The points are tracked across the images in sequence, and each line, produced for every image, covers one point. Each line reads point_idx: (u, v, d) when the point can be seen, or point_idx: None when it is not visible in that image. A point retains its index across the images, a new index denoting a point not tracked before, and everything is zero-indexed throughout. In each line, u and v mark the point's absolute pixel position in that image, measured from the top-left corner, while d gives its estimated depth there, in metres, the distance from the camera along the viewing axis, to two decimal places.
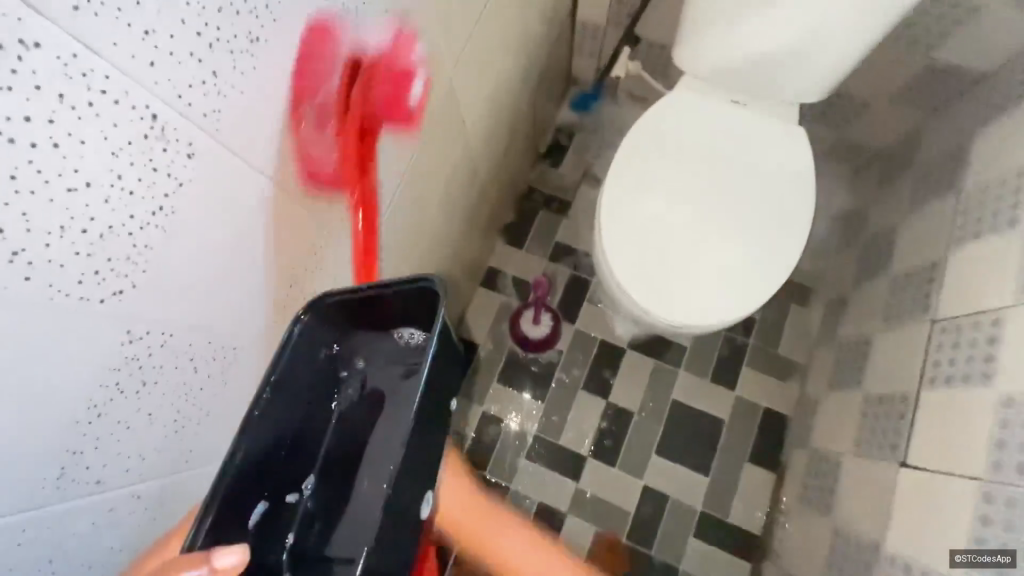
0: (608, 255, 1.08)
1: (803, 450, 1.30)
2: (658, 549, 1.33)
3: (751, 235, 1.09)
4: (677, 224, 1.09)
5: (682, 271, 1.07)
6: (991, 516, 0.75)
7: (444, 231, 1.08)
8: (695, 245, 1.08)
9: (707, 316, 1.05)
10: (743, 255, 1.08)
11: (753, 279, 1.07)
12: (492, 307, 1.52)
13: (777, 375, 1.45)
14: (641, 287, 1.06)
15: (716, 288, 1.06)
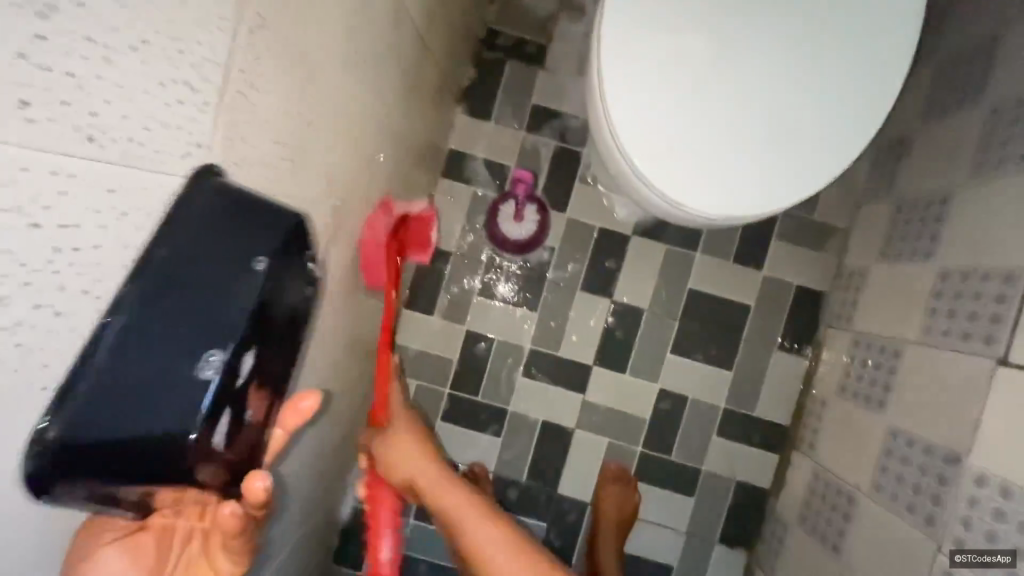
0: (613, 115, 0.74)
1: (844, 331, 1.11)
2: (677, 452, 1.21)
3: (815, 91, 0.73)
4: (709, 70, 0.73)
5: (718, 134, 0.73)
6: None
7: (373, 119, 0.72)
8: (730, 105, 0.73)
9: (738, 206, 0.73)
10: (799, 123, 0.73)
11: (810, 158, 0.73)
12: (461, 201, 1.20)
13: (813, 244, 1.20)
14: (650, 160, 0.74)
15: (752, 169, 0.73)
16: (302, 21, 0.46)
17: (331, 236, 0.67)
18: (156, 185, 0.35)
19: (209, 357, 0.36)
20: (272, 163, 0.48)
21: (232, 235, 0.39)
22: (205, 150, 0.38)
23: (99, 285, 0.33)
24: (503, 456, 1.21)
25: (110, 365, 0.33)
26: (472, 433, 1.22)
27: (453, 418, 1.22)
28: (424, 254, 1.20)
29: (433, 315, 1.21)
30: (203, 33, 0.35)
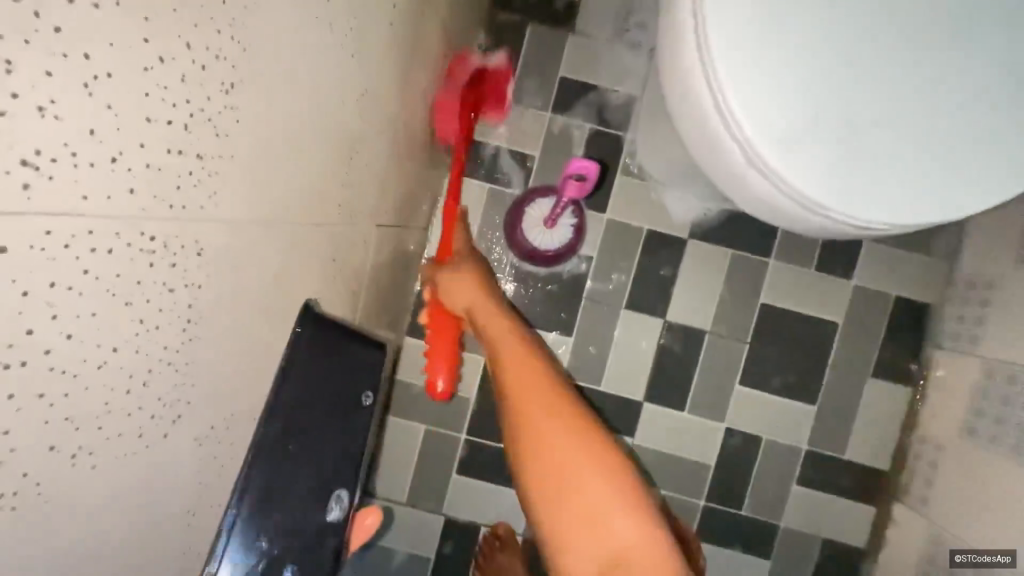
0: (715, 80, 0.52)
1: (968, 355, 0.88)
2: (749, 506, 0.98)
3: (1001, 43, 0.52)
4: (856, 16, 0.51)
5: (875, 110, 0.52)
6: None
7: (351, 85, 0.47)
8: (876, 64, 0.51)
9: (885, 209, 0.52)
10: (987, 92, 0.52)
11: (996, 143, 0.52)
12: (474, 200, 0.96)
13: (917, 244, 0.95)
14: (766, 145, 0.52)
15: (919, 159, 0.52)
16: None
17: (290, 271, 0.44)
18: None
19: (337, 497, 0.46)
20: (142, 160, 0.26)
21: (347, 372, 0.47)
22: None
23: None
24: None
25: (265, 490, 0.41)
26: (495, 487, 0.99)
27: (471, 469, 0.99)
28: None
29: None
30: None
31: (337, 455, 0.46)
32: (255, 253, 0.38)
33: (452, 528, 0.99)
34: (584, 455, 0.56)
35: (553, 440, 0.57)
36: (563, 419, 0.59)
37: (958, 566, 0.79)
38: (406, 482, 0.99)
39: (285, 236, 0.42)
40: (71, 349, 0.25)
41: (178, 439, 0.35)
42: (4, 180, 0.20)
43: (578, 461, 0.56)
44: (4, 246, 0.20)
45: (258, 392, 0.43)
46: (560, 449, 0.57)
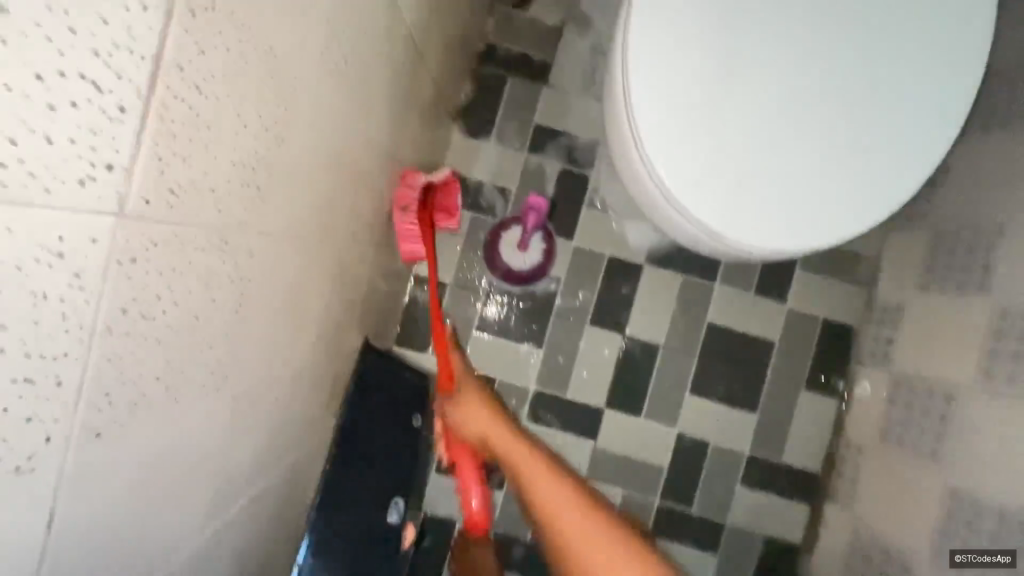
0: (644, 137, 0.66)
1: (883, 371, 1.01)
2: (699, 505, 1.08)
3: (869, 112, 0.67)
4: (751, 89, 0.66)
5: (769, 160, 0.66)
6: None
7: (358, 135, 0.61)
8: (767, 123, 0.66)
9: (781, 237, 0.66)
10: (855, 145, 0.67)
11: (864, 184, 0.67)
12: (458, 227, 1.09)
13: (841, 274, 1.10)
14: (687, 186, 0.66)
15: (805, 197, 0.66)
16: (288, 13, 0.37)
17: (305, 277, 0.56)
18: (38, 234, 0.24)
19: (398, 502, 0.87)
20: (230, 189, 0.37)
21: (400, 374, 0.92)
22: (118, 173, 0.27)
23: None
24: (507, 511, 1.08)
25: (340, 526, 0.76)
26: None
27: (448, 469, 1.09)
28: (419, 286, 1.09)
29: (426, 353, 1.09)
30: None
31: (380, 413, 0.86)
32: (283, 257, 0.49)
33: (430, 523, 1.08)
34: (586, 528, 0.67)
35: (589, 553, 0.65)
36: (592, 530, 0.67)
37: (957, 567, 0.76)
38: None
39: (304, 248, 0.54)
40: (176, 316, 0.35)
41: (224, 397, 0.45)
42: (160, 199, 0.31)
43: (605, 567, 0.64)
44: (155, 241, 0.31)
45: (273, 371, 0.54)
46: (570, 529, 0.67)
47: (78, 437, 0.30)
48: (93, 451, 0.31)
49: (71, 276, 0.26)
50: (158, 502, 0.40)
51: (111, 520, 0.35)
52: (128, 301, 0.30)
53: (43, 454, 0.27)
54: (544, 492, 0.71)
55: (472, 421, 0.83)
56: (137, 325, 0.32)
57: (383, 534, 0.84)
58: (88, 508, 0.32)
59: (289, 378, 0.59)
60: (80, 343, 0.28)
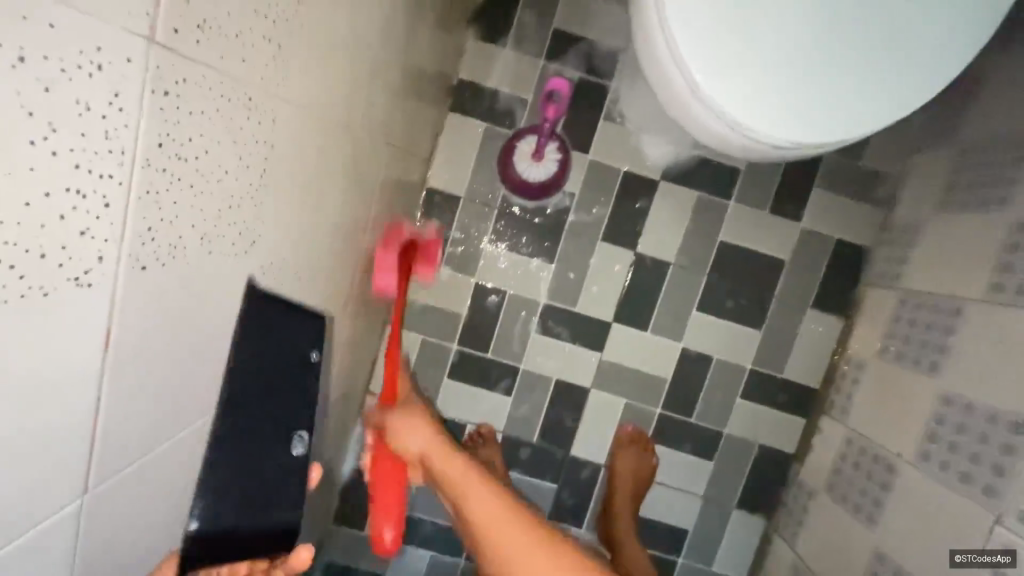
0: (671, 21, 0.64)
1: (890, 291, 1.02)
2: (698, 415, 1.14)
3: (905, 3, 0.64)
4: None
5: (798, 49, 0.64)
6: None
7: (376, 12, 0.59)
8: (798, 10, 0.63)
9: (804, 132, 0.65)
10: (886, 37, 0.64)
11: (890, 78, 0.65)
12: (471, 138, 1.08)
13: (860, 194, 1.08)
14: (716, 75, 0.64)
15: (829, 90, 0.64)
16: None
17: (324, 160, 0.57)
18: (75, 43, 0.24)
19: (300, 436, 0.58)
20: (253, 39, 0.37)
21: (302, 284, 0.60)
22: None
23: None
24: (514, 417, 1.14)
25: (243, 479, 0.51)
26: (480, 393, 1.13)
27: (459, 376, 1.13)
28: (432, 198, 1.09)
29: (438, 265, 1.11)
30: None
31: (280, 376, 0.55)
32: (304, 130, 0.49)
33: None
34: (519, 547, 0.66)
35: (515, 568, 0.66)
36: (518, 533, 0.67)
37: (956, 567, 0.73)
38: None
39: (324, 127, 0.54)
40: (207, 164, 0.36)
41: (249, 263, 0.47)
42: (188, 32, 0.31)
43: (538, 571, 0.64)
44: (185, 78, 0.32)
45: (295, 249, 0.56)
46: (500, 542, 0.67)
47: (125, 265, 0.31)
48: (140, 282, 0.33)
49: (112, 89, 0.27)
50: (201, 352, 0.43)
51: (160, 355, 0.38)
52: (163, 135, 0.31)
53: (97, 271, 0.29)
54: (478, 501, 0.70)
55: (411, 438, 0.77)
56: (172, 163, 0.33)
57: (284, 474, 0.56)
58: (139, 337, 0.35)
59: (310, 264, 0.61)
60: (123, 166, 0.29)
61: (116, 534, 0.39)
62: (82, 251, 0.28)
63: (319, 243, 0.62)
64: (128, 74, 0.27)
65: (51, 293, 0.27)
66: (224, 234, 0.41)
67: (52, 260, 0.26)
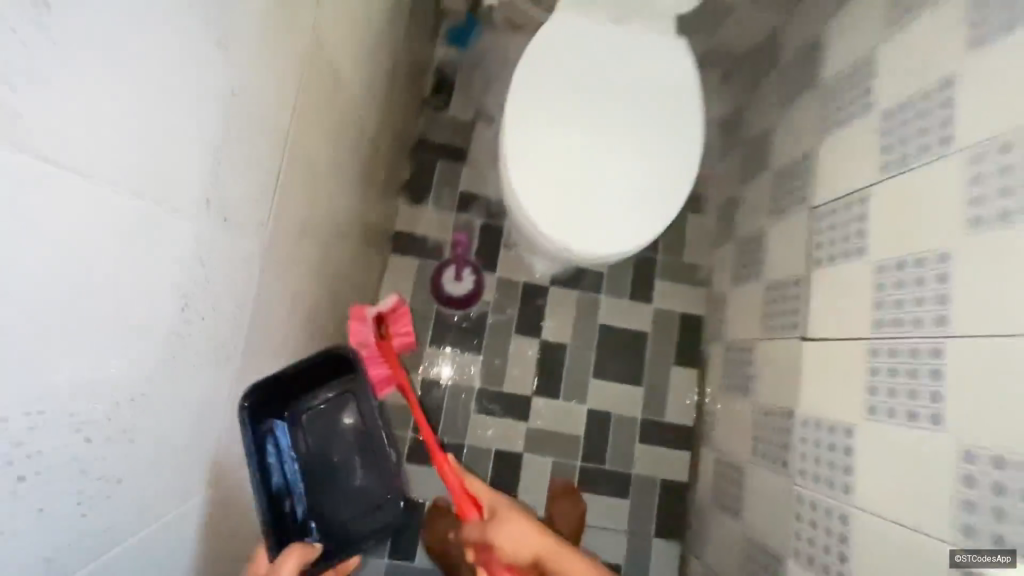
0: (518, 185, 1.00)
1: (718, 343, 1.43)
2: (609, 461, 1.43)
3: (660, 165, 1.03)
4: (584, 152, 1.01)
5: (597, 196, 1.00)
6: (879, 385, 0.87)
7: (330, 199, 0.94)
8: (594, 174, 1.01)
9: (608, 247, 0.99)
10: (651, 186, 1.02)
11: (658, 208, 1.01)
12: (408, 270, 1.46)
13: (687, 279, 1.55)
14: (569, 220, 0.99)
15: (620, 219, 1.00)
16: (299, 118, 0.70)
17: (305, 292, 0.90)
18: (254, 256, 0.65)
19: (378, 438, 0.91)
20: (295, 238, 0.78)
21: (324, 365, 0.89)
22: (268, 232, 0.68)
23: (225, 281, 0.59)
24: None
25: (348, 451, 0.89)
26: None
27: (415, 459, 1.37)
28: None
29: None
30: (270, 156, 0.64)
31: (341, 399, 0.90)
32: (300, 277, 0.85)
33: None
34: None
35: None
36: None
37: (957, 567, 0.69)
38: None
39: (309, 274, 0.90)
40: (274, 298, 0.75)
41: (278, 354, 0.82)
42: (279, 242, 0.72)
43: None
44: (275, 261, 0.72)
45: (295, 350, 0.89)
46: None
47: (248, 346, 0.69)
48: (251, 354, 0.71)
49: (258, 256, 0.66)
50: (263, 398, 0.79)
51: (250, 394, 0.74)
52: (268, 287, 0.71)
53: (241, 347, 0.67)
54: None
55: (512, 548, 0.86)
56: (266, 299, 0.72)
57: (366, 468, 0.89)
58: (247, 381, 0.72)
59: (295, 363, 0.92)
60: (255, 301, 0.68)
61: (225, 497, 0.73)
62: (238, 339, 0.66)
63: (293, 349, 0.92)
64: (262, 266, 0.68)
65: (229, 356, 0.64)
66: (271, 335, 0.77)
67: (229, 323, 0.62)
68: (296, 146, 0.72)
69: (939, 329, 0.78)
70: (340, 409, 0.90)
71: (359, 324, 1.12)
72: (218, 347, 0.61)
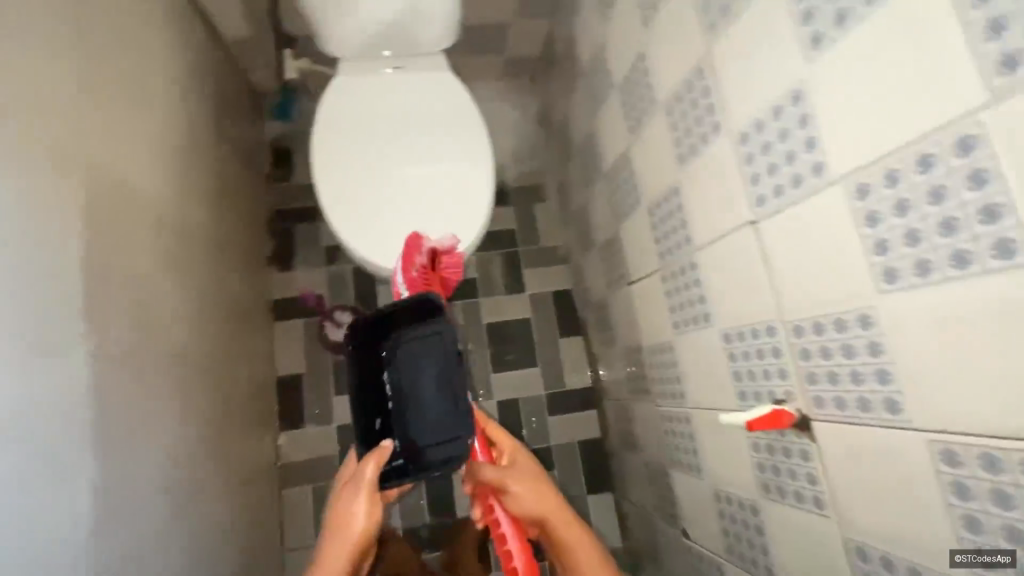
0: (341, 232, 1.11)
1: (588, 307, 1.61)
2: (528, 441, 1.57)
3: (459, 182, 1.17)
4: (391, 189, 1.14)
5: (412, 222, 1.13)
6: (673, 303, 1.05)
7: (182, 295, 1.05)
8: (404, 205, 1.14)
9: (433, 261, 1.11)
10: (456, 201, 1.15)
11: (467, 217, 1.14)
12: (296, 332, 1.55)
13: (551, 261, 1.72)
14: (435, 236, 1.12)
15: (438, 235, 1.12)
16: (113, 240, 0.83)
17: (183, 378, 1.00)
18: (103, 363, 0.78)
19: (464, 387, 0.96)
20: (150, 338, 0.91)
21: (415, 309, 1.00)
22: (113, 340, 0.81)
23: (79, 389, 0.72)
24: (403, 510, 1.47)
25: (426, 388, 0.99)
26: None
27: None
28: (283, 381, 1.51)
29: (304, 426, 1.48)
30: (91, 280, 0.77)
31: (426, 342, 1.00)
32: (170, 367, 0.97)
33: None
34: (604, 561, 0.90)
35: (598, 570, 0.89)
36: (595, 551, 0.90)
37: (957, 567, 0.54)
38: (310, 531, 1.42)
39: (184, 362, 1.02)
40: (147, 391, 0.88)
41: (171, 440, 0.93)
42: (130, 347, 0.85)
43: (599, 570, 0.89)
44: (131, 362, 0.85)
45: (190, 431, 1.00)
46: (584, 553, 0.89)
47: (128, 439, 0.82)
48: (136, 444, 0.83)
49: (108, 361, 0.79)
50: (165, 479, 0.90)
51: (148, 478, 0.86)
52: (130, 384, 0.83)
53: (119, 441, 0.79)
54: (582, 537, 0.91)
55: (530, 501, 0.90)
56: (136, 396, 0.84)
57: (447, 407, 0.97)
58: (141, 466, 0.84)
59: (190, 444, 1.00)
60: (120, 399, 0.80)
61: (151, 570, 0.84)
62: (111, 435, 0.77)
63: (192, 431, 1.01)
64: (118, 369, 0.81)
65: (109, 451, 0.77)
66: (154, 424, 0.89)
67: (96, 422, 0.74)
68: (122, 266, 0.85)
69: (688, 247, 0.97)
70: (419, 347, 1.01)
71: (413, 258, 1.00)
72: (96, 446, 0.74)
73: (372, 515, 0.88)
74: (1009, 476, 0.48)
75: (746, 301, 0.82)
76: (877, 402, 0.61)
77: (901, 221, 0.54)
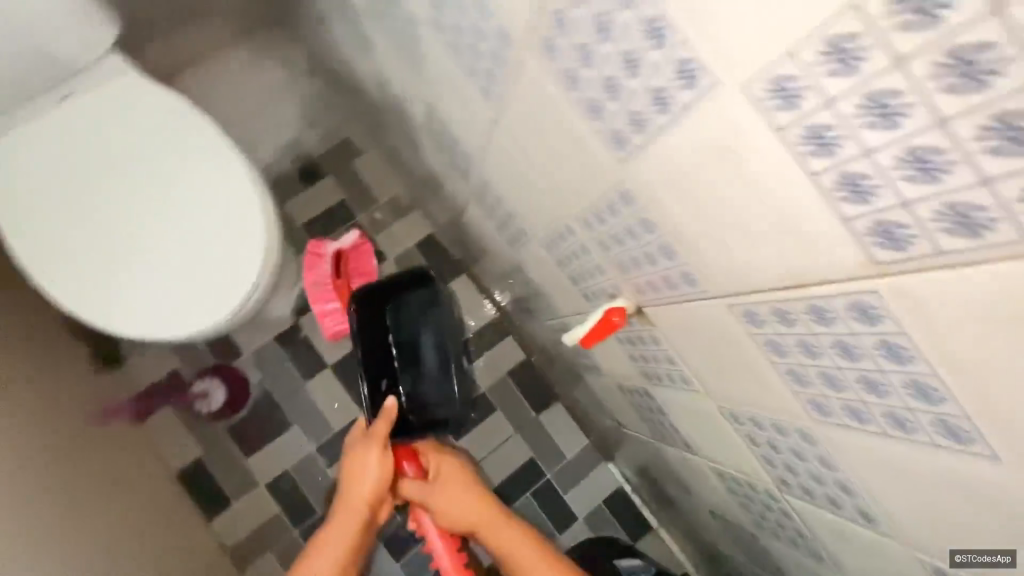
0: (106, 323, 0.92)
1: (455, 243, 1.47)
2: None
3: (208, 197, 0.96)
4: (135, 247, 0.93)
5: (180, 270, 0.93)
6: (499, 221, 0.92)
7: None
8: (161, 257, 0.93)
9: (228, 300, 0.93)
10: (216, 221, 0.95)
11: (239, 233, 0.95)
12: (171, 417, 1.38)
13: (399, 212, 1.54)
14: (221, 261, 0.94)
15: (217, 270, 0.94)
16: None
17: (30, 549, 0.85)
18: None
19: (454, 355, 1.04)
20: None
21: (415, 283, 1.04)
22: None
23: None
24: None
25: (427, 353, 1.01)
26: None
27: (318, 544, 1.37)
28: (184, 472, 1.36)
29: (232, 502, 1.37)
30: None
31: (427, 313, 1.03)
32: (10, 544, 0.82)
33: None
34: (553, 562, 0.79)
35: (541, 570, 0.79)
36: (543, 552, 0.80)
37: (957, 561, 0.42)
38: None
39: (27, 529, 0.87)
40: None
41: None
42: None
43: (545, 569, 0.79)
44: None
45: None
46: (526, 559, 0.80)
47: None
48: None
49: None
50: None
51: None
52: None
53: None
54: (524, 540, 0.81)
55: (462, 510, 0.83)
56: None
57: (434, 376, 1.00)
58: None
59: None
60: None
61: None
62: None
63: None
64: None
65: None
66: None
67: None
68: None
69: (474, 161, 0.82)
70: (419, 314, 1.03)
71: None
72: None
73: (386, 470, 0.83)
74: (800, 326, 0.40)
75: (540, 203, 0.69)
76: (676, 277, 0.51)
77: (591, 73, 0.41)
